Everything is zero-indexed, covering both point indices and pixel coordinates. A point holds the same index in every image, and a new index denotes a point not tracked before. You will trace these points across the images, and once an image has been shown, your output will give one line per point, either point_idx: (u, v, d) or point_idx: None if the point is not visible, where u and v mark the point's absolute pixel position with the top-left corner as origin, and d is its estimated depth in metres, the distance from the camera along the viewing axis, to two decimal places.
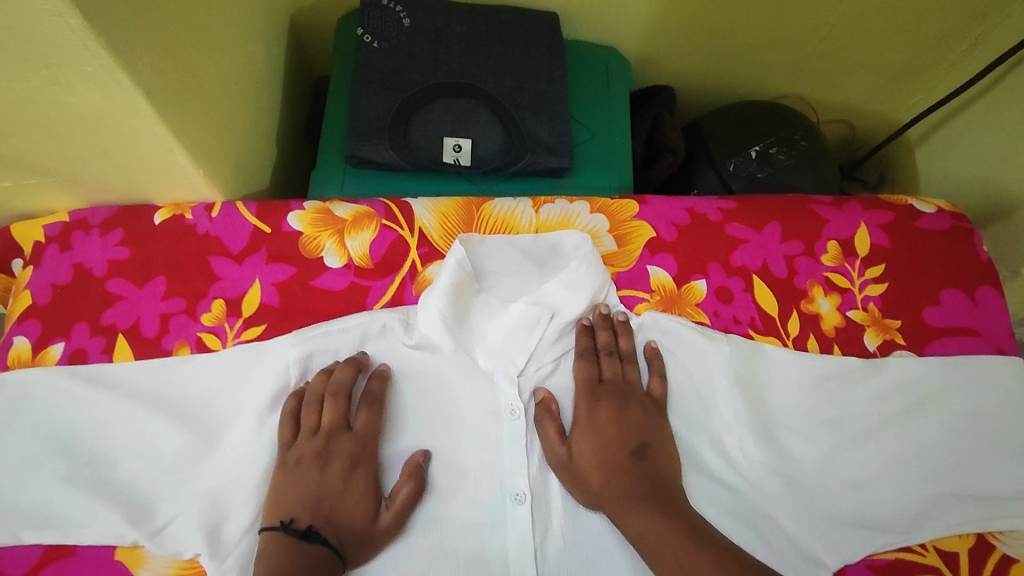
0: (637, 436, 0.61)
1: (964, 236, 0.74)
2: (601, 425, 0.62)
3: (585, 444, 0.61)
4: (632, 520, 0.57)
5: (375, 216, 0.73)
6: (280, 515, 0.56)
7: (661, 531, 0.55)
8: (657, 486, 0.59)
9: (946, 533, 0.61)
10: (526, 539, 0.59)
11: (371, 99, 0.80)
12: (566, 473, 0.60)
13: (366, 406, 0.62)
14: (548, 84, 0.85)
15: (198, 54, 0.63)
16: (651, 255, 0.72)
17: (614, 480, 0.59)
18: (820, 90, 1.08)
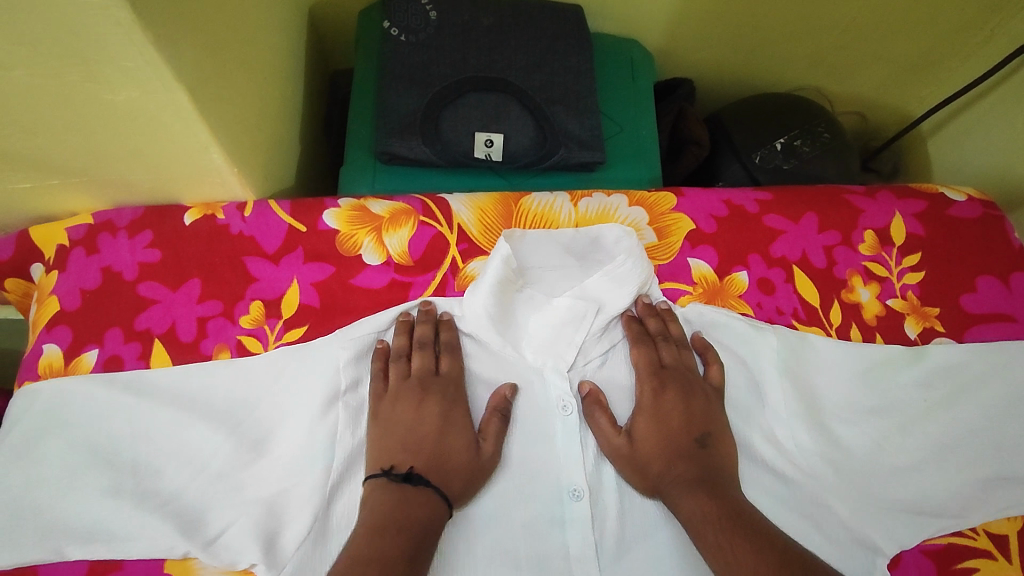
0: (696, 426, 0.61)
1: (995, 223, 0.75)
2: (662, 414, 0.62)
3: (644, 429, 0.61)
4: (683, 503, 0.56)
5: (413, 212, 0.71)
6: (381, 463, 0.58)
7: (710, 515, 0.55)
8: (712, 476, 0.58)
9: (995, 516, 0.62)
10: (586, 533, 0.58)
11: (401, 94, 0.79)
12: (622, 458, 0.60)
13: (449, 353, 0.64)
14: (577, 78, 0.84)
15: (232, 48, 0.61)
16: (692, 247, 0.72)
17: (670, 468, 0.59)
18: (836, 83, 1.08)
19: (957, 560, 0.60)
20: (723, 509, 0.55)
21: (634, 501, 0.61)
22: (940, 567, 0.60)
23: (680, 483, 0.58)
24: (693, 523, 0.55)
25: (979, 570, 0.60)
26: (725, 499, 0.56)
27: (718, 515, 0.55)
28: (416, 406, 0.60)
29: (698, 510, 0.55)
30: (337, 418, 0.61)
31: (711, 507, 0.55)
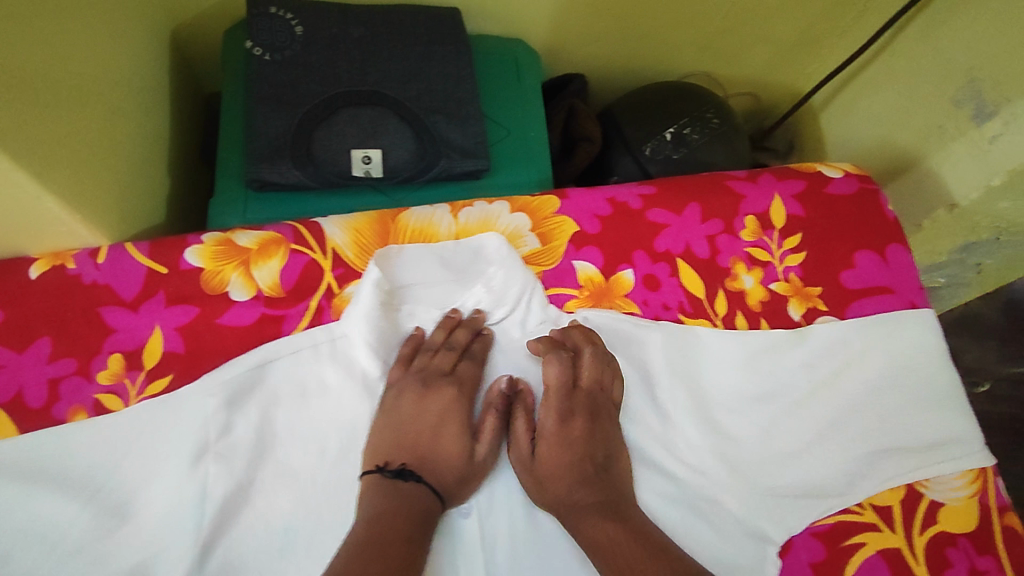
0: (600, 449, 0.60)
1: (872, 197, 0.76)
2: (568, 437, 0.61)
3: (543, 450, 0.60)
4: (587, 530, 0.56)
5: (283, 241, 0.68)
6: (375, 459, 0.58)
7: (615, 543, 0.55)
8: (616, 499, 0.58)
9: (878, 489, 0.64)
10: (474, 548, 0.58)
11: (268, 117, 0.75)
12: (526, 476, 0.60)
13: (347, 388, 0.63)
14: (458, 83, 0.82)
15: (57, 88, 0.57)
16: (576, 249, 0.71)
17: (570, 493, 0.58)
18: (727, 66, 1.09)
19: (845, 536, 0.63)
20: (624, 541, 0.55)
21: (526, 516, 0.60)
22: (829, 546, 0.62)
23: (577, 507, 0.58)
24: (600, 550, 0.55)
25: (866, 544, 0.62)
26: (622, 522, 0.56)
27: (630, 545, 0.54)
28: (418, 403, 0.59)
29: (605, 537, 0.55)
30: (208, 473, 0.58)
31: (619, 534, 0.55)
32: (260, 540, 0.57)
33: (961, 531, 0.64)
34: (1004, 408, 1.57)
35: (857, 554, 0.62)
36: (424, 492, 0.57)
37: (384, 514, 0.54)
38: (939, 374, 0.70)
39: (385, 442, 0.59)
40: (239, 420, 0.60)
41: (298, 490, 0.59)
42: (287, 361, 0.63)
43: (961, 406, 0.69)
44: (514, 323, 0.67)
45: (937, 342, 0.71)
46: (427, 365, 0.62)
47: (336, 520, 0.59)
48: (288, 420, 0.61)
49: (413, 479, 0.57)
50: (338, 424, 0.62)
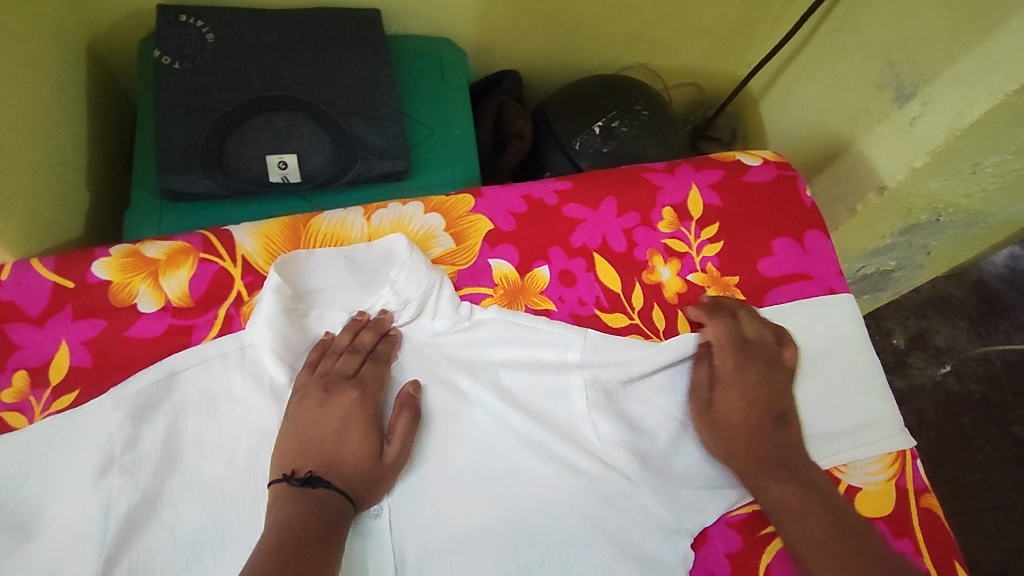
0: (765, 408, 0.64)
1: (790, 183, 0.76)
2: (724, 414, 0.64)
3: (735, 402, 0.64)
4: (770, 488, 0.60)
5: (192, 250, 0.67)
6: (283, 468, 0.57)
7: (791, 500, 0.59)
8: (753, 457, 0.61)
9: None
10: (382, 545, 0.58)
11: (179, 126, 0.75)
12: (712, 434, 0.63)
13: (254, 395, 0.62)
14: (374, 85, 0.82)
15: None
16: (491, 248, 0.71)
17: (750, 450, 0.62)
18: (662, 57, 1.09)
19: (762, 525, 0.62)
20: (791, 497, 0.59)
21: (434, 519, 0.60)
22: (744, 536, 0.61)
23: (750, 462, 0.61)
24: (780, 506, 0.59)
25: None
26: (811, 482, 0.59)
27: (796, 500, 0.58)
28: (320, 408, 0.59)
29: (790, 496, 0.59)
30: (113, 486, 0.57)
31: (788, 493, 0.59)
32: (168, 550, 0.56)
33: (877, 515, 0.63)
34: (973, 387, 1.55)
35: (774, 542, 0.61)
36: (334, 497, 0.56)
37: (289, 521, 0.53)
38: (857, 358, 0.70)
39: (289, 451, 0.58)
40: (146, 432, 0.59)
41: (206, 500, 0.58)
42: (195, 371, 0.63)
43: (879, 389, 0.70)
44: (425, 324, 0.66)
45: (856, 325, 0.71)
46: (330, 369, 0.62)
47: (246, 528, 0.58)
48: (195, 430, 0.60)
49: (322, 484, 0.56)
50: (248, 430, 0.61)
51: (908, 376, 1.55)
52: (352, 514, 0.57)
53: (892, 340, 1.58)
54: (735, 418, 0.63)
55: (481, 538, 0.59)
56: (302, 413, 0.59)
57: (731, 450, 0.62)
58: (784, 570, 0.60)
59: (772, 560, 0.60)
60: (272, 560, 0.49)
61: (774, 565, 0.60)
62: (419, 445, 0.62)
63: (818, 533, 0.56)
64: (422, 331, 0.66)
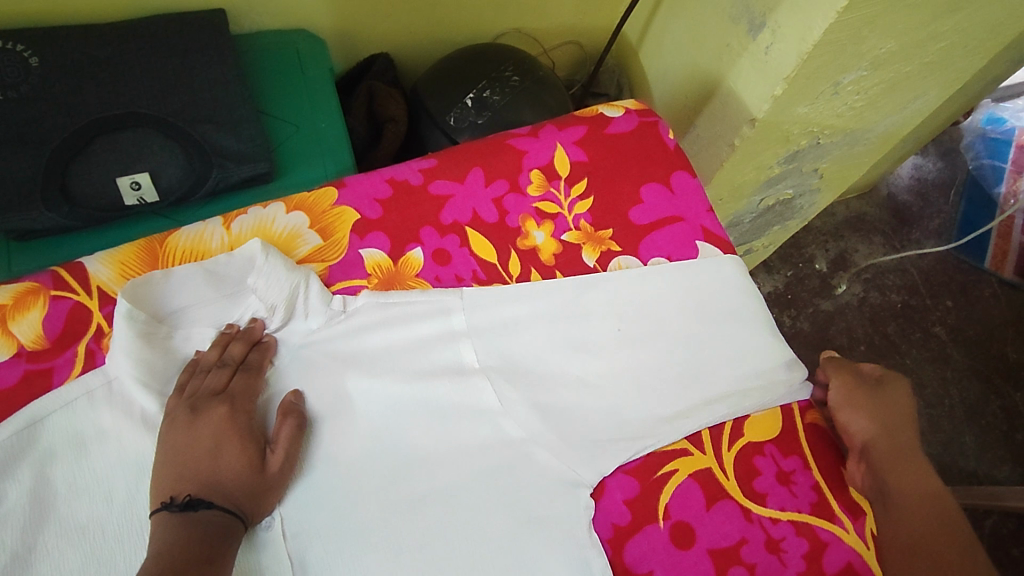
0: (908, 419, 0.65)
1: (652, 128, 0.77)
2: (848, 411, 0.65)
3: (898, 396, 0.66)
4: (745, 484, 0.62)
5: (42, 289, 0.64)
6: (162, 496, 0.55)
7: (926, 511, 0.58)
8: (894, 447, 0.62)
9: (692, 425, 0.63)
10: (279, 553, 0.56)
11: (8, 159, 0.70)
12: (872, 402, 0.65)
13: (123, 427, 0.60)
14: (224, 89, 0.79)
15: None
16: (360, 238, 0.69)
17: (894, 438, 0.63)
18: (534, 20, 1.08)
19: (657, 467, 0.62)
20: (922, 481, 0.60)
21: (329, 517, 0.58)
22: (643, 480, 0.61)
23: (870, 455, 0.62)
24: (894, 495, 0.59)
25: (677, 470, 0.62)
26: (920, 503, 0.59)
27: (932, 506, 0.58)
28: (190, 429, 0.57)
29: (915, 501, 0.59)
30: None
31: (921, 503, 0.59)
32: None
33: (765, 438, 0.64)
34: (895, 297, 1.59)
35: (670, 483, 0.61)
36: (216, 515, 0.53)
37: (168, 549, 0.50)
38: (743, 303, 0.71)
39: (165, 479, 0.55)
40: (12, 487, 0.56)
41: (85, 545, 0.55)
42: (60, 414, 0.60)
43: (774, 340, 0.70)
44: (297, 326, 0.64)
45: (744, 284, 0.72)
46: (199, 389, 0.60)
47: (132, 565, 0.55)
48: (66, 476, 0.58)
49: (203, 506, 0.53)
50: (123, 466, 0.59)
51: (835, 298, 1.57)
52: (241, 532, 0.55)
53: (813, 265, 1.60)
54: (895, 405, 0.65)
55: (382, 529, 0.57)
56: (171, 438, 0.57)
57: (893, 420, 0.64)
58: (682, 507, 0.61)
59: (670, 500, 0.61)
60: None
61: (673, 503, 0.61)
62: (306, 451, 0.60)
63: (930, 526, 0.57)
64: (296, 333, 0.65)
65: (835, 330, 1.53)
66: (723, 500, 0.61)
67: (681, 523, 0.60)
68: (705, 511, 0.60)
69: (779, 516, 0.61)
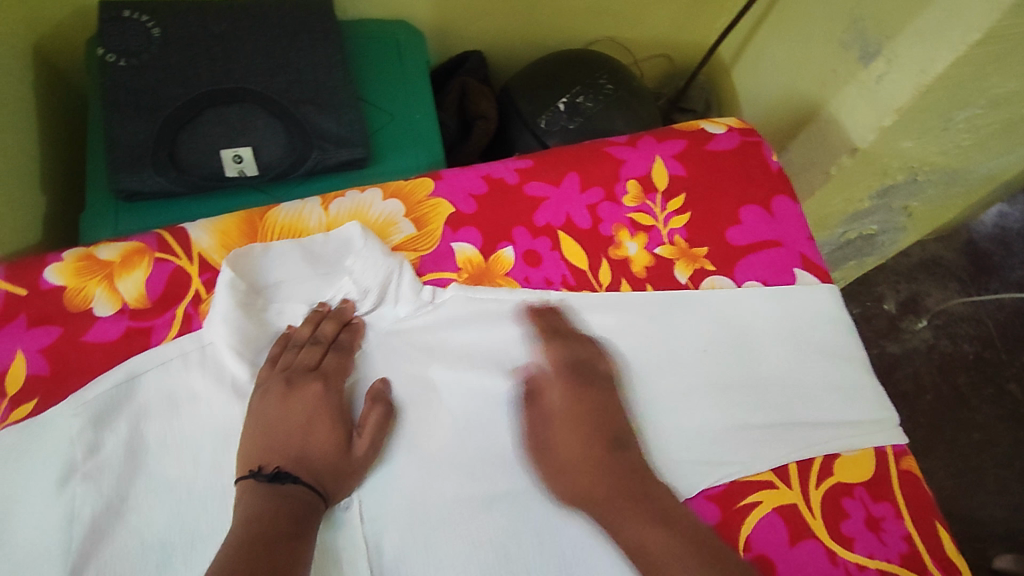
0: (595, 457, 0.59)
1: (756, 148, 0.75)
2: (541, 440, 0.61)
3: (588, 423, 0.61)
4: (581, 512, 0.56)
5: (147, 250, 0.66)
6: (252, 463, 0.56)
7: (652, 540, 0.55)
8: (605, 478, 0.58)
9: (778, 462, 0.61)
10: (355, 540, 0.55)
11: (126, 124, 0.73)
12: (562, 429, 0.61)
13: (214, 393, 0.61)
14: (328, 72, 0.80)
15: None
16: (453, 232, 0.69)
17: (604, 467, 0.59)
18: (629, 30, 1.07)
19: (740, 496, 0.60)
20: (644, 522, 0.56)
21: (407, 505, 0.57)
22: (725, 509, 0.60)
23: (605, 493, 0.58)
24: (640, 552, 0.55)
25: (762, 502, 0.60)
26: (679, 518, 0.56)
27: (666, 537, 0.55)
28: (284, 401, 0.59)
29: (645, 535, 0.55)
30: (77, 495, 0.55)
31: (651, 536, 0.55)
32: (135, 557, 0.54)
33: (857, 480, 0.62)
34: (967, 348, 1.52)
35: (753, 514, 0.59)
36: (301, 491, 0.54)
37: (259, 517, 0.51)
38: (838, 337, 0.68)
39: (256, 446, 0.57)
40: (109, 438, 0.58)
41: (170, 502, 0.56)
42: (155, 372, 0.61)
43: (871, 385, 0.67)
44: (389, 311, 0.65)
45: (842, 316, 0.69)
46: (292, 362, 0.61)
47: (216, 529, 0.56)
48: (158, 433, 0.59)
49: (290, 480, 0.54)
50: (211, 431, 0.60)
51: (902, 341, 1.50)
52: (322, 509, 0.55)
53: (882, 305, 1.54)
54: (587, 432, 0.61)
55: (460, 526, 0.56)
56: (264, 407, 0.59)
57: (578, 456, 0.60)
58: (765, 540, 0.58)
59: (753, 532, 0.59)
60: (242, 556, 0.48)
61: (755, 535, 0.59)
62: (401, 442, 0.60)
63: (694, 569, 0.53)
64: (385, 319, 0.65)
65: (899, 376, 1.47)
66: (809, 539, 0.58)
67: (762, 557, 0.58)
68: (790, 548, 0.58)
69: (867, 563, 0.58)
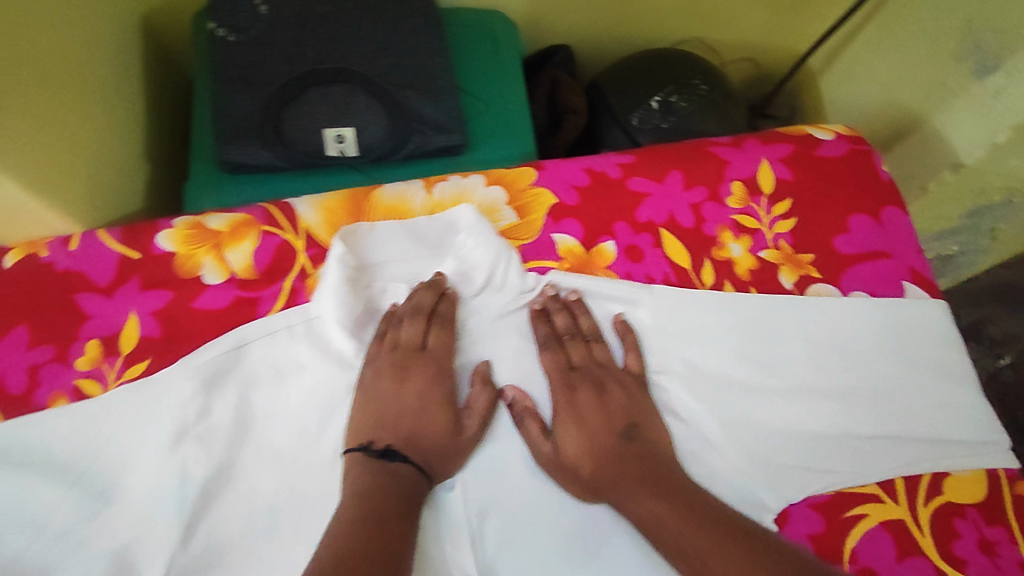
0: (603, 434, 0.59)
1: (865, 157, 0.74)
2: (577, 413, 0.59)
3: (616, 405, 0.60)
4: (629, 506, 0.55)
5: (255, 223, 0.67)
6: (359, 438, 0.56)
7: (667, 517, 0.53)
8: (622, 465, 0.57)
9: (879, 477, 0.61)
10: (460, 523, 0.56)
11: (234, 98, 0.74)
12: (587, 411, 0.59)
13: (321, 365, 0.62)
14: (428, 57, 0.80)
15: (18, 86, 0.56)
16: (555, 222, 0.69)
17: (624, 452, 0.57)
18: (718, 31, 1.06)
19: (845, 508, 0.60)
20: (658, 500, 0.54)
21: (509, 491, 0.58)
22: (830, 519, 0.59)
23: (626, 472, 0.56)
24: (648, 526, 0.54)
25: (868, 515, 0.59)
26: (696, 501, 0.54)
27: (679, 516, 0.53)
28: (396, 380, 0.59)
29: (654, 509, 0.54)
30: (190, 455, 0.57)
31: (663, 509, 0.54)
32: (244, 518, 0.56)
33: (968, 501, 0.61)
34: None
35: (859, 526, 0.59)
36: (410, 469, 0.55)
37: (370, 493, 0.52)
38: (944, 351, 0.67)
39: (368, 422, 0.57)
40: (218, 402, 0.60)
41: (278, 468, 0.58)
42: (261, 341, 0.62)
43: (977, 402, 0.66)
44: (496, 296, 0.65)
45: (948, 331, 0.68)
46: (398, 340, 0.61)
47: (321, 498, 0.57)
48: (265, 402, 0.60)
49: (400, 458, 0.55)
50: (317, 402, 0.61)
51: None
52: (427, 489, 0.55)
53: None
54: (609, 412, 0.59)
55: (558, 514, 0.57)
56: (375, 384, 0.59)
57: (599, 435, 0.58)
58: (871, 554, 0.58)
59: (858, 544, 0.58)
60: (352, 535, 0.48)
61: (860, 548, 0.58)
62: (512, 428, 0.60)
63: (703, 543, 0.51)
64: (489, 304, 0.65)
65: None
66: (917, 556, 0.58)
67: (868, 569, 0.57)
68: (897, 563, 0.57)
69: None
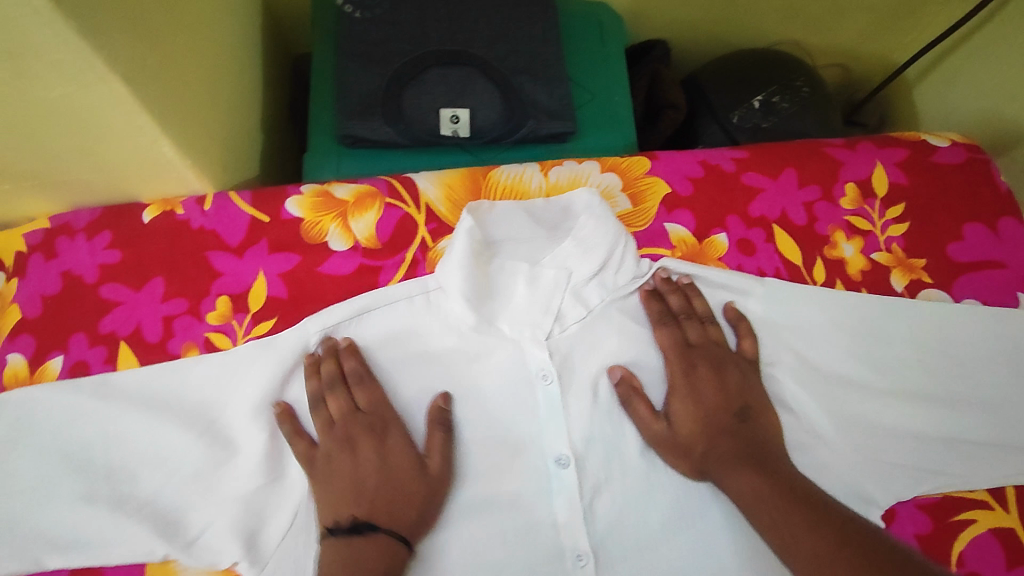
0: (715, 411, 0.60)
1: (982, 166, 0.74)
2: (695, 392, 0.61)
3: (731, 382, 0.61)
4: (731, 484, 0.56)
5: (378, 195, 0.69)
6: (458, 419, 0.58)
7: (765, 494, 0.54)
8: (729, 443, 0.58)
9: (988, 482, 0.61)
10: (574, 496, 0.57)
11: (358, 74, 0.77)
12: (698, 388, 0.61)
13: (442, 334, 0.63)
14: (543, 44, 0.82)
15: (180, 47, 0.58)
16: (668, 212, 0.70)
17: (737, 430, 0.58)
18: (815, 35, 1.06)
19: (953, 512, 0.60)
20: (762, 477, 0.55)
21: (620, 468, 0.59)
22: (937, 521, 0.59)
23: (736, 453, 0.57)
24: (747, 501, 0.55)
25: (976, 521, 0.59)
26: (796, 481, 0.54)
27: (774, 492, 0.54)
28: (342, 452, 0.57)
29: (753, 486, 0.55)
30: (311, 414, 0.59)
31: (763, 485, 0.54)
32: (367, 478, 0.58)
33: None
34: None
35: (967, 531, 0.59)
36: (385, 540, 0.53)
37: None
38: None
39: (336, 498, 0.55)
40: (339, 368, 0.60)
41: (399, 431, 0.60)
42: (382, 308, 0.64)
43: None
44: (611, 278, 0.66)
45: None
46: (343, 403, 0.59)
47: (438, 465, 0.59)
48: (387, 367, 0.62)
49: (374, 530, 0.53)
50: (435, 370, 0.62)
51: None
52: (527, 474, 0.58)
53: None
54: (726, 389, 0.60)
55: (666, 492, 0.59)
56: (325, 456, 0.57)
57: (711, 410, 0.60)
58: (978, 559, 0.58)
59: (966, 549, 0.58)
60: None
61: (968, 552, 0.58)
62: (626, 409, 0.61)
63: (798, 522, 0.51)
64: (604, 286, 0.66)
65: None
66: None
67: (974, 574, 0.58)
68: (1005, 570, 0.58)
69: None
